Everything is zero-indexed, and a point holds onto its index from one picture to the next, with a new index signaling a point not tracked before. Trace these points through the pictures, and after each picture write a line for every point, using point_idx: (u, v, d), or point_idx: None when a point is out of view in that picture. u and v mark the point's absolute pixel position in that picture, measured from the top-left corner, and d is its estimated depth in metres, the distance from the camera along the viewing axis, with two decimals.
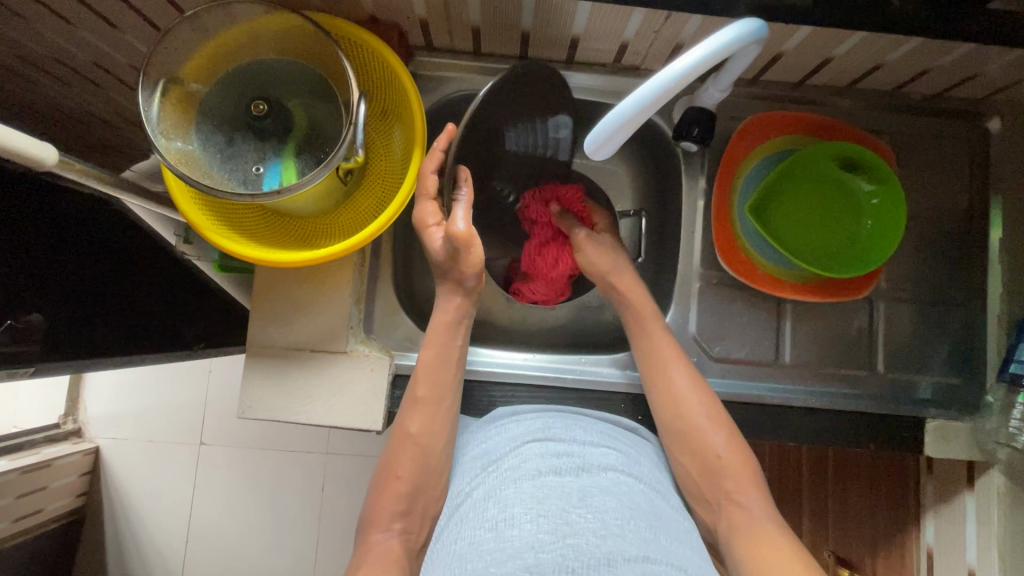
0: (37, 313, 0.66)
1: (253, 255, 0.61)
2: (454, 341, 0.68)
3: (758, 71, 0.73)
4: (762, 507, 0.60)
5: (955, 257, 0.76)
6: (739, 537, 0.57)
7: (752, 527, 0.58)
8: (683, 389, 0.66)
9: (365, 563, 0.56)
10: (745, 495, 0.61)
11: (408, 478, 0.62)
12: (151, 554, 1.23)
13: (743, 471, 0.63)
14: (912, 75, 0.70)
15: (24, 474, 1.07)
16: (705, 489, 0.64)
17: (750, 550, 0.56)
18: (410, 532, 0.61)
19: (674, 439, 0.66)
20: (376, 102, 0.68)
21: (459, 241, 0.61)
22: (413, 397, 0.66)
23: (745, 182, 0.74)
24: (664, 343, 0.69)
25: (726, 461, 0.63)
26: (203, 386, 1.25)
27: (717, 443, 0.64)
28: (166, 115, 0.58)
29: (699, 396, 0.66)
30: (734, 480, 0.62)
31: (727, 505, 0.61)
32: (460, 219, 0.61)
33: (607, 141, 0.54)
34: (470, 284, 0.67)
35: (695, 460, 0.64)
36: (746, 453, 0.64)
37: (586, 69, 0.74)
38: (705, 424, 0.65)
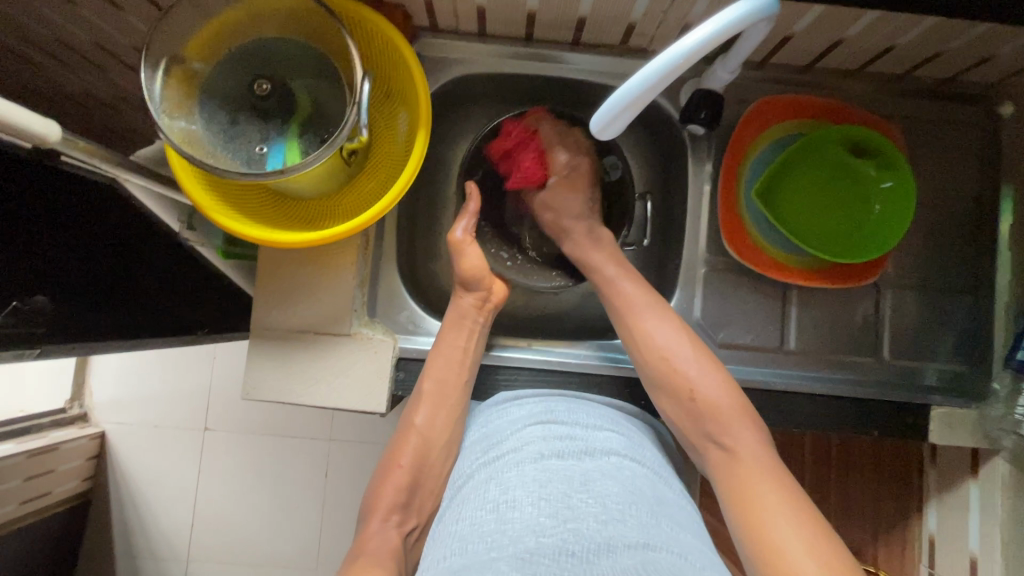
0: (42, 296, 0.66)
1: (259, 236, 0.61)
2: (464, 344, 0.69)
3: (767, 54, 0.72)
4: (753, 444, 0.59)
5: (964, 243, 0.75)
6: (730, 489, 0.57)
7: (737, 474, 0.57)
8: (656, 327, 0.65)
9: (363, 553, 0.56)
10: (730, 434, 0.60)
11: (408, 468, 0.64)
12: (157, 538, 1.25)
13: (728, 406, 0.61)
14: (925, 58, 0.69)
15: (30, 457, 1.09)
16: (689, 429, 0.63)
17: (739, 496, 0.55)
18: (407, 527, 0.62)
19: (650, 381, 0.65)
20: (381, 84, 0.67)
21: (454, 245, 0.73)
22: (417, 392, 0.67)
23: (752, 167, 0.74)
24: (633, 292, 0.68)
25: (708, 398, 0.62)
26: (208, 372, 1.25)
27: (695, 381, 0.62)
28: (169, 93, 0.57)
29: (679, 343, 0.64)
30: (723, 416, 0.61)
31: (715, 450, 0.60)
32: (458, 228, 0.73)
33: (615, 119, 0.54)
34: (473, 288, 0.72)
35: (675, 403, 0.63)
36: (731, 388, 0.62)
37: (592, 52, 0.74)
38: (682, 361, 0.63)
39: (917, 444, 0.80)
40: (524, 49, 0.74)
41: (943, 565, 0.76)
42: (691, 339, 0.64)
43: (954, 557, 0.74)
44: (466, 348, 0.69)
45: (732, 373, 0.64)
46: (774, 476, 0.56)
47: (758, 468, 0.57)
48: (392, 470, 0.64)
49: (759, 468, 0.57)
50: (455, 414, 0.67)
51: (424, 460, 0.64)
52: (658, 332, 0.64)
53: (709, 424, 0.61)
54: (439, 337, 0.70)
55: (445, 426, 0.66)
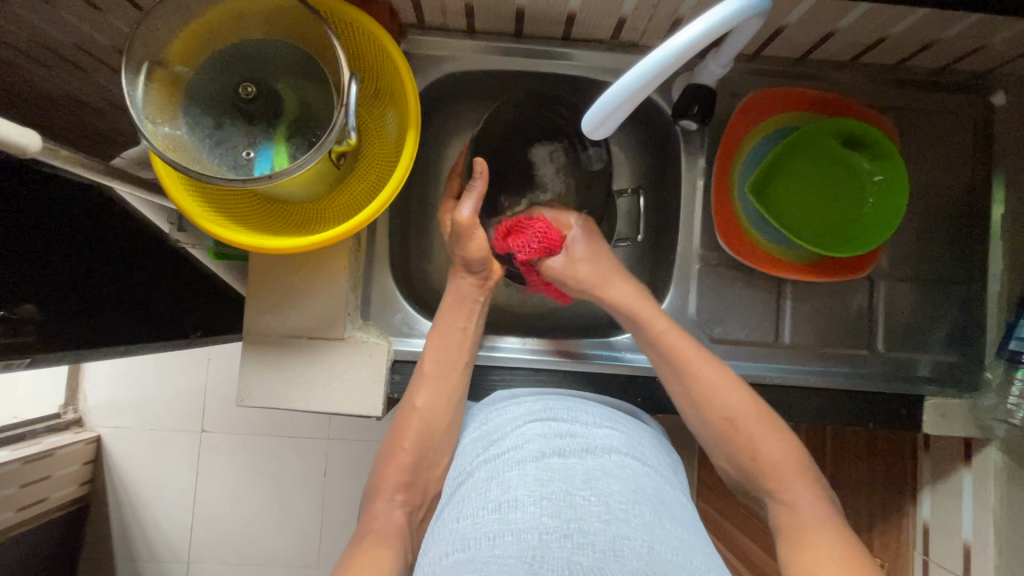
0: (31, 304, 0.66)
1: (249, 242, 0.60)
2: (463, 326, 0.70)
3: (759, 47, 0.71)
4: (814, 504, 0.58)
5: (956, 235, 0.75)
6: (788, 542, 0.56)
7: (794, 529, 0.57)
8: (715, 382, 0.63)
9: (371, 532, 0.57)
10: (789, 491, 0.59)
11: (411, 450, 0.64)
12: (157, 540, 1.25)
13: (790, 464, 0.60)
14: (917, 48, 0.69)
15: (26, 464, 1.08)
16: (748, 486, 0.62)
17: (795, 549, 0.55)
18: (413, 506, 0.63)
19: (709, 441, 0.64)
20: (368, 84, 0.66)
21: (463, 227, 0.69)
22: (420, 372, 0.68)
23: (745, 162, 0.73)
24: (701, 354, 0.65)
25: (768, 458, 0.61)
26: (202, 376, 1.24)
27: (756, 441, 0.61)
28: (152, 98, 0.56)
29: (739, 399, 0.63)
30: (784, 473, 0.60)
31: (775, 505, 0.60)
32: (466, 207, 0.70)
33: (606, 119, 0.53)
34: (478, 271, 0.71)
35: (732, 462, 0.63)
36: (790, 445, 0.62)
37: (583, 46, 0.73)
38: (745, 423, 0.62)
39: (911, 434, 0.81)
40: (514, 46, 0.73)
41: (937, 553, 0.77)
42: (752, 400, 0.63)
43: (948, 544, 0.75)
44: (465, 329, 0.70)
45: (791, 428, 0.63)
46: (834, 534, 0.55)
47: (818, 525, 0.56)
48: (396, 451, 0.64)
49: (823, 527, 0.55)
50: (456, 397, 0.67)
51: (426, 453, 0.64)
52: (719, 390, 0.63)
53: (770, 481, 0.60)
54: (439, 316, 0.70)
55: (447, 409, 0.66)
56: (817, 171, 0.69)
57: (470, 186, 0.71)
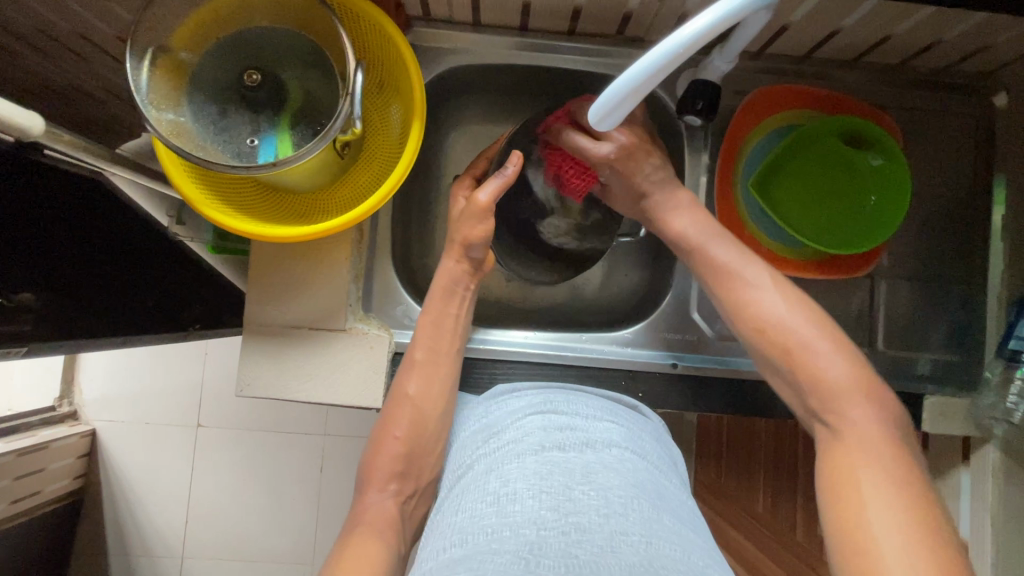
0: (29, 292, 0.65)
1: (252, 230, 0.60)
2: (454, 312, 0.68)
3: (764, 44, 0.71)
4: (871, 423, 0.56)
5: (957, 234, 0.75)
6: (828, 467, 0.56)
7: (836, 453, 0.56)
8: (760, 295, 0.63)
9: (361, 523, 0.59)
10: (839, 413, 0.58)
11: (404, 440, 0.63)
12: (151, 535, 1.24)
13: (846, 384, 0.58)
14: (921, 48, 0.69)
15: (20, 456, 1.07)
16: (800, 405, 0.61)
17: (836, 473, 0.55)
18: (405, 495, 0.63)
19: (756, 355, 0.64)
20: (374, 75, 0.66)
21: (476, 210, 0.67)
22: (410, 359, 0.67)
23: (749, 158, 0.73)
24: (740, 271, 0.65)
25: (827, 377, 0.59)
26: (200, 369, 1.24)
27: (800, 357, 0.60)
28: (156, 84, 0.56)
29: (787, 310, 0.62)
30: (835, 393, 0.58)
31: (829, 422, 0.59)
32: (485, 190, 0.66)
33: (613, 110, 0.53)
34: (473, 255, 0.69)
35: (782, 377, 0.62)
36: (850, 361, 0.59)
37: (588, 41, 0.73)
38: (792, 336, 0.61)
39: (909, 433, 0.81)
40: (519, 40, 0.73)
41: None
42: (802, 315, 0.62)
43: None
44: (456, 315, 0.69)
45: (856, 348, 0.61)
46: (885, 458, 0.54)
47: (868, 447, 0.55)
48: (387, 442, 0.64)
49: (871, 449, 0.54)
50: (449, 385, 0.67)
51: (418, 446, 0.64)
52: (763, 301, 0.63)
53: (817, 401, 0.59)
54: (427, 303, 0.68)
55: (440, 398, 0.66)
56: (818, 167, 0.69)
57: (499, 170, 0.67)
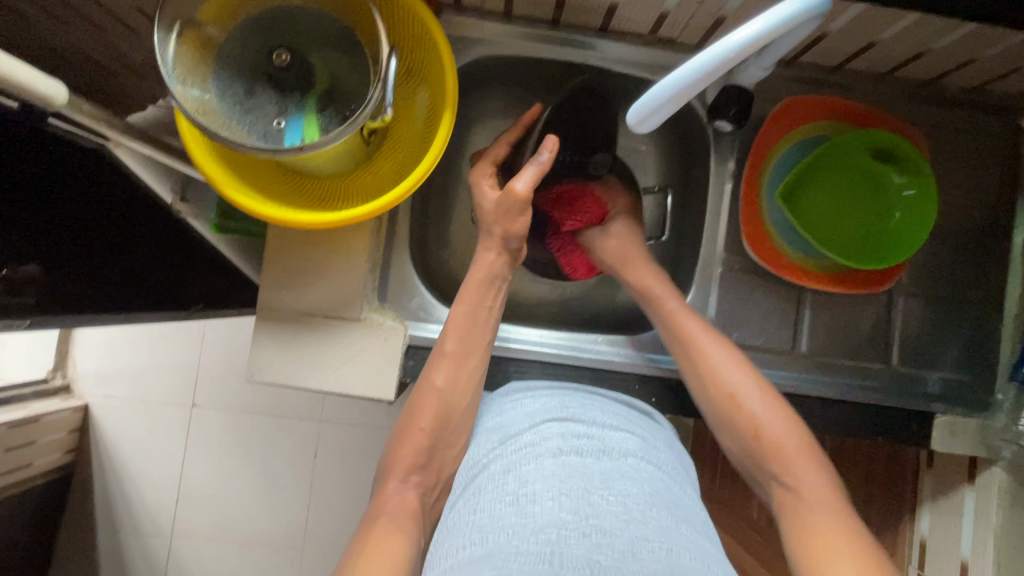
0: (34, 265, 0.64)
1: (273, 213, 0.58)
2: (489, 303, 0.67)
3: (798, 52, 0.70)
4: (820, 485, 0.56)
5: (976, 255, 0.75)
6: (796, 541, 0.53)
7: (799, 520, 0.55)
8: (719, 356, 0.64)
9: (383, 513, 0.55)
10: (794, 475, 0.57)
11: (429, 431, 0.61)
12: (141, 513, 1.23)
13: (793, 448, 0.59)
14: (955, 66, 0.68)
15: (12, 429, 1.05)
16: (753, 469, 0.61)
17: (804, 536, 0.53)
18: (427, 487, 0.60)
19: (714, 418, 0.63)
20: (403, 62, 0.65)
21: (515, 201, 0.65)
22: (439, 350, 0.65)
23: (775, 168, 0.73)
24: (704, 335, 0.65)
25: (774, 438, 0.60)
26: (198, 349, 1.22)
27: (758, 419, 0.61)
28: (182, 57, 0.54)
29: (743, 374, 0.62)
30: (788, 456, 0.58)
31: (780, 490, 0.58)
32: (522, 180, 0.64)
33: (655, 112, 0.52)
34: (511, 245, 0.68)
35: (737, 441, 0.62)
36: (796, 428, 0.60)
37: (619, 39, 0.72)
38: (747, 400, 0.61)
39: (914, 450, 0.82)
40: (550, 33, 0.72)
41: (933, 568, 0.78)
42: (756, 378, 0.63)
43: (945, 561, 0.76)
44: (491, 308, 0.67)
45: (801, 417, 0.62)
46: (843, 522, 0.53)
47: (824, 512, 0.54)
48: (413, 432, 0.62)
49: (828, 513, 0.54)
50: (476, 375, 0.65)
51: (443, 432, 0.62)
52: (725, 363, 0.63)
53: (772, 465, 0.59)
54: (462, 294, 0.66)
55: (466, 388, 0.64)
56: (853, 182, 0.70)
57: (532, 158, 0.65)
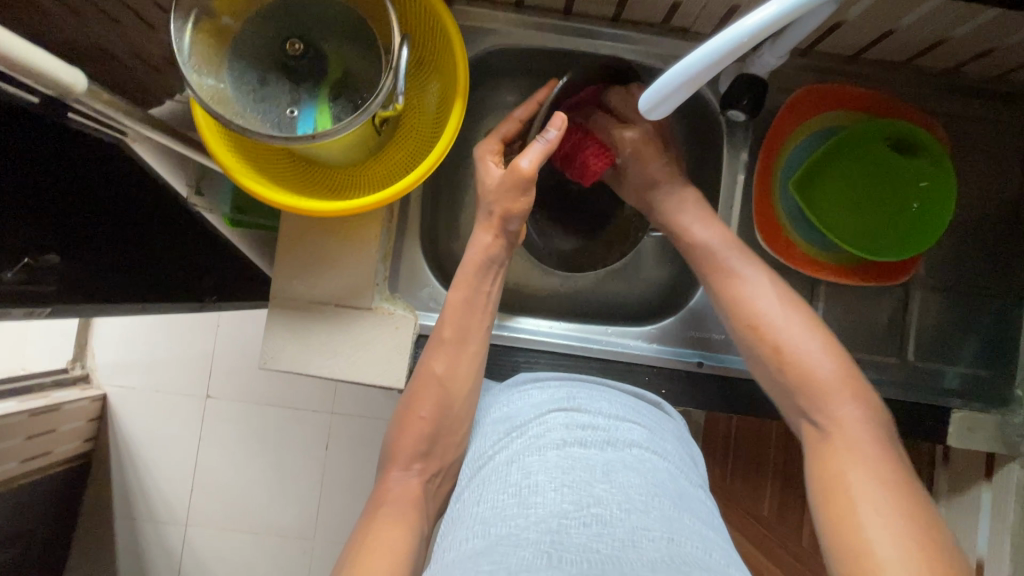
0: (54, 254, 0.66)
1: (286, 202, 0.59)
2: (487, 289, 0.67)
3: (814, 40, 0.69)
4: (856, 419, 0.56)
5: (996, 247, 0.74)
6: (820, 470, 0.55)
7: (829, 454, 0.55)
8: (755, 290, 0.62)
9: (385, 503, 0.57)
10: (831, 412, 0.57)
11: (429, 419, 0.62)
12: (157, 500, 1.25)
13: (834, 382, 0.58)
14: (976, 54, 0.67)
15: (33, 416, 1.08)
16: (784, 400, 0.61)
17: (828, 474, 0.54)
18: (430, 474, 0.61)
19: (755, 350, 0.62)
20: (414, 52, 0.65)
21: (519, 179, 0.65)
22: (437, 336, 0.65)
23: (789, 158, 0.72)
24: (740, 269, 0.64)
25: (815, 376, 0.58)
26: (212, 340, 1.24)
27: (804, 356, 0.59)
28: (197, 47, 0.54)
29: (782, 308, 0.61)
30: (824, 391, 0.57)
31: (811, 421, 0.58)
32: (527, 158, 0.64)
33: (664, 100, 0.52)
34: (510, 227, 0.68)
35: (768, 374, 0.61)
36: (836, 360, 0.59)
37: (631, 29, 0.72)
38: (782, 336, 0.60)
39: (930, 446, 0.80)
40: (561, 23, 0.71)
41: None
42: (796, 314, 0.61)
43: None
44: (490, 292, 0.68)
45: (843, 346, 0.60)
46: (871, 457, 0.53)
47: (857, 445, 0.54)
48: (413, 420, 0.62)
49: (859, 445, 0.54)
50: (475, 363, 0.65)
51: (448, 423, 0.62)
52: (762, 297, 0.62)
53: (806, 399, 0.58)
54: (460, 278, 0.67)
55: (465, 375, 0.64)
56: (868, 170, 0.67)
57: (539, 135, 0.65)
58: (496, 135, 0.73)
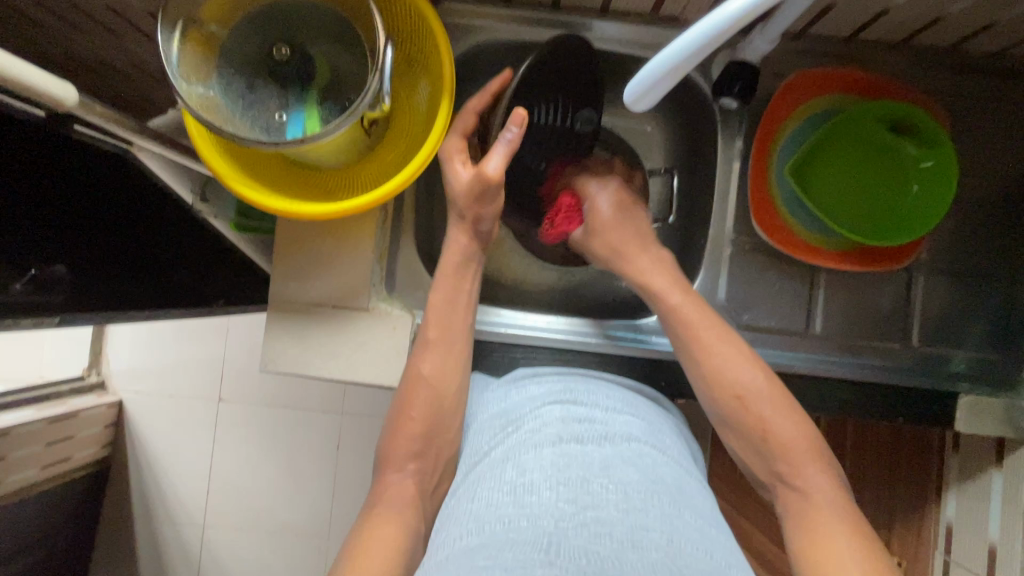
0: (61, 265, 0.67)
1: (279, 206, 0.60)
2: (465, 287, 0.68)
3: (807, 23, 0.68)
4: (826, 486, 0.55)
5: (1000, 228, 0.72)
6: (799, 532, 0.53)
7: (812, 526, 0.53)
8: (728, 355, 0.61)
9: (382, 502, 0.57)
10: (802, 476, 0.56)
11: (419, 420, 0.62)
12: (172, 503, 1.28)
13: (801, 446, 0.57)
14: (974, 30, 0.65)
15: (51, 424, 1.10)
16: (759, 469, 0.59)
17: (810, 547, 0.52)
18: (425, 473, 0.61)
19: (718, 420, 0.62)
20: (401, 52, 0.65)
21: (486, 182, 0.64)
22: (422, 338, 0.65)
23: (784, 144, 0.71)
24: (710, 334, 0.62)
25: (783, 440, 0.58)
26: (222, 345, 1.26)
27: (768, 422, 0.59)
28: (186, 56, 0.55)
29: (753, 373, 0.60)
30: (796, 457, 0.57)
31: (785, 490, 0.57)
32: (492, 160, 0.63)
33: (649, 90, 0.52)
34: (482, 228, 0.69)
35: (743, 441, 0.60)
36: (801, 425, 0.59)
37: (620, 20, 0.71)
38: (755, 401, 0.59)
39: (939, 432, 0.79)
40: (550, 16, 0.71)
41: (961, 553, 0.75)
42: (766, 377, 0.60)
43: (971, 546, 0.74)
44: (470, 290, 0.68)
45: (805, 410, 0.60)
46: (850, 525, 0.52)
47: (834, 514, 0.53)
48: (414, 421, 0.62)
49: (834, 515, 0.53)
50: (463, 361, 0.66)
51: (445, 417, 0.63)
52: (734, 362, 0.61)
53: (781, 464, 0.57)
54: (438, 280, 0.67)
55: (453, 372, 0.65)
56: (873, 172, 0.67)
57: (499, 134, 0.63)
58: (454, 131, 0.70)
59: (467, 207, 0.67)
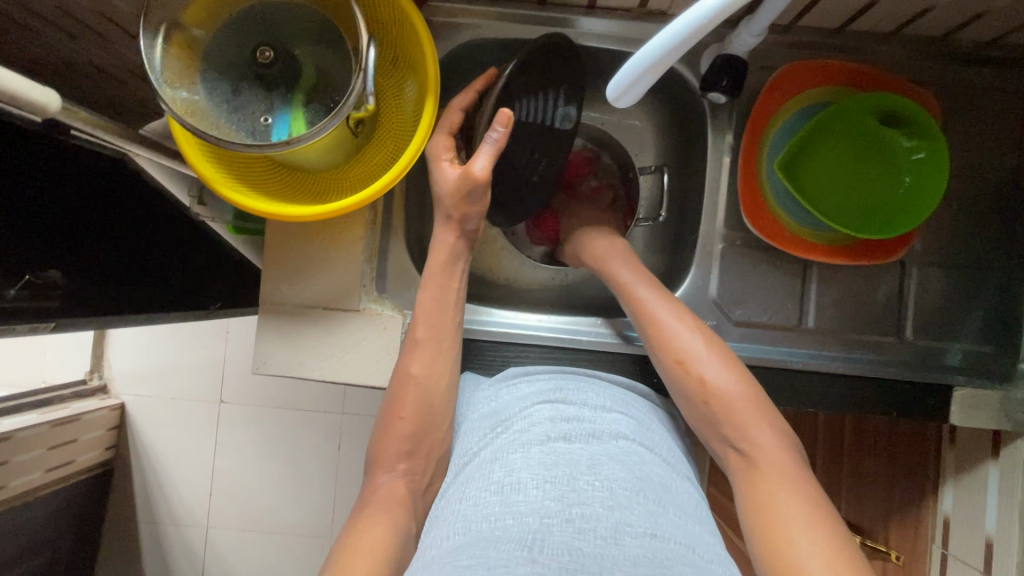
0: (55, 270, 0.67)
1: (267, 209, 0.60)
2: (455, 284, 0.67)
3: (797, 15, 0.68)
4: (772, 447, 0.56)
5: (995, 219, 0.72)
6: (748, 495, 0.53)
7: (759, 488, 0.53)
8: (668, 320, 0.62)
9: (373, 502, 0.57)
10: (747, 438, 0.56)
11: (411, 419, 0.61)
12: (174, 504, 1.28)
13: (746, 407, 0.58)
14: (965, 19, 0.65)
15: (53, 427, 1.11)
16: (707, 432, 0.60)
17: (758, 508, 0.52)
18: (415, 474, 0.60)
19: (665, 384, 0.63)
20: (387, 52, 0.65)
21: (474, 183, 0.63)
22: (412, 338, 0.65)
23: (774, 139, 0.71)
24: (653, 301, 0.64)
25: (726, 398, 0.58)
26: (221, 347, 1.27)
27: (709, 382, 0.59)
28: (170, 62, 0.55)
29: (693, 335, 0.61)
30: (740, 418, 0.57)
31: (734, 453, 0.57)
32: (480, 160, 0.63)
33: (633, 85, 0.52)
34: (469, 227, 0.68)
35: (689, 405, 0.60)
36: (743, 384, 0.59)
37: (609, 15, 0.71)
38: (696, 363, 0.60)
39: (936, 425, 0.79)
40: (538, 13, 0.71)
41: (958, 546, 0.75)
42: (707, 339, 0.61)
43: (969, 539, 0.73)
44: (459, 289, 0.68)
45: (748, 368, 0.61)
46: (796, 486, 0.52)
47: (782, 476, 0.53)
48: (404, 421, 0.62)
49: (779, 476, 0.53)
50: (452, 361, 0.65)
51: (436, 417, 0.63)
52: (674, 325, 0.62)
53: (728, 427, 0.58)
54: (428, 279, 0.67)
55: (443, 372, 0.64)
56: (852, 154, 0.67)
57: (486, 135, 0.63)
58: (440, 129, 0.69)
59: (453, 207, 0.67)
